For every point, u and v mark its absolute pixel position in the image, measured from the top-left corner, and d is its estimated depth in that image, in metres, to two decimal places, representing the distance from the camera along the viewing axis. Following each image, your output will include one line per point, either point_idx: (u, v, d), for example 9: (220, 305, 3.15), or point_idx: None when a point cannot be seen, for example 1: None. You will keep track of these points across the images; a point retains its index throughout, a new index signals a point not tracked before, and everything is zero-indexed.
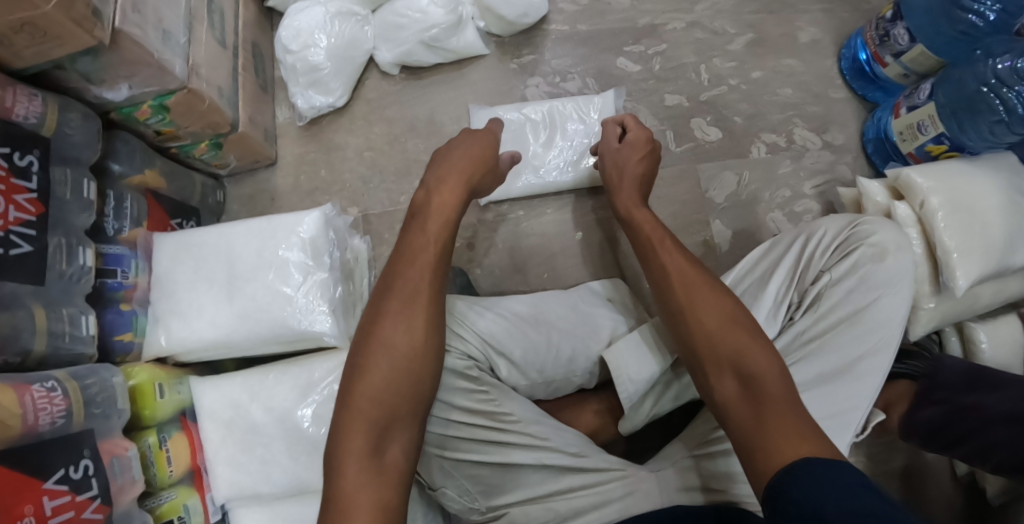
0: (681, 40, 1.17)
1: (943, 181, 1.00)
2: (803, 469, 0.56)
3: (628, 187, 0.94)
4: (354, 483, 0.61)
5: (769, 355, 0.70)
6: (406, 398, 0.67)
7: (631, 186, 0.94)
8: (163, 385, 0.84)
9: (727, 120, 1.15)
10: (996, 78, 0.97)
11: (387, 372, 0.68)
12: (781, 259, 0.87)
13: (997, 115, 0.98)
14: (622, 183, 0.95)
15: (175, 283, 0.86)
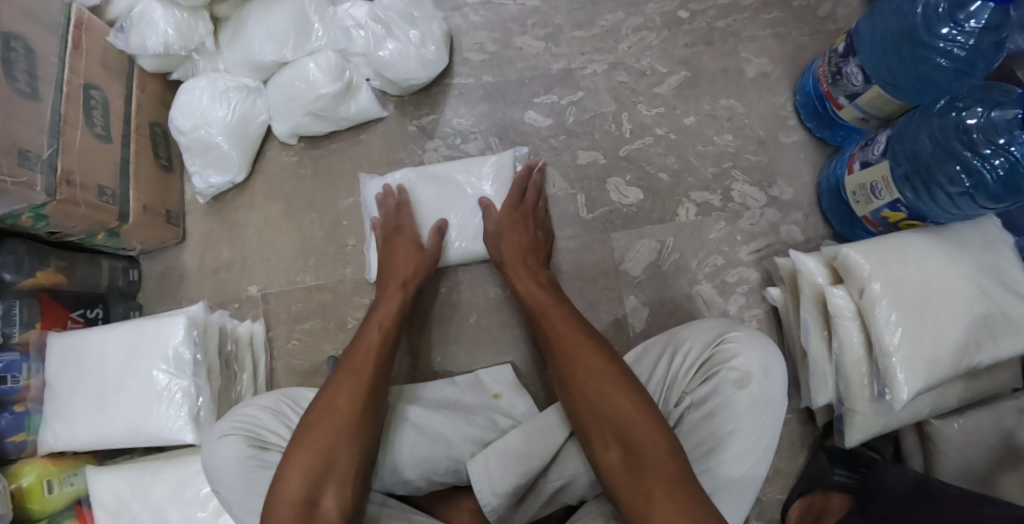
0: (599, 86, 1.05)
1: (890, 264, 0.84)
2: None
3: (521, 259, 0.91)
4: None
5: (655, 430, 0.67)
6: (344, 457, 0.70)
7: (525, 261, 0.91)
8: (52, 481, 0.90)
9: (649, 177, 1.02)
10: (960, 139, 0.80)
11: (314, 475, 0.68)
12: (646, 375, 0.77)
13: (960, 185, 0.81)
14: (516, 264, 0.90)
15: (61, 387, 0.90)
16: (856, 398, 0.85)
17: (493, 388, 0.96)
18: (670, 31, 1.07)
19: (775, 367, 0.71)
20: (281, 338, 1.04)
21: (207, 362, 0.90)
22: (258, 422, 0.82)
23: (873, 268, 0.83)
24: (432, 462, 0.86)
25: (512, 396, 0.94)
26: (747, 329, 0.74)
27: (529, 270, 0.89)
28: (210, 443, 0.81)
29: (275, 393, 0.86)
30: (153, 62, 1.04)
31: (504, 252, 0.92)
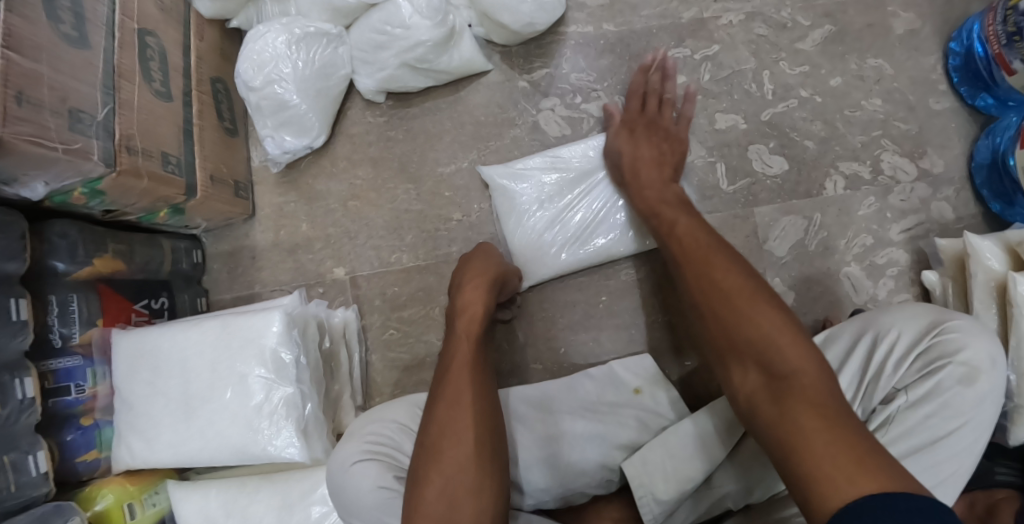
0: (736, 39, 0.93)
1: None
2: (885, 510, 0.41)
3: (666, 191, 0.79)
4: None
5: (806, 350, 0.55)
6: (485, 452, 0.62)
7: (652, 170, 0.81)
8: (133, 505, 0.77)
9: (794, 145, 0.91)
10: None
11: (454, 475, 0.60)
12: (843, 362, 0.74)
13: None
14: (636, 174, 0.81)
15: (134, 395, 0.77)
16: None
17: (632, 383, 0.84)
18: None
19: (1000, 361, 0.67)
20: (377, 326, 0.91)
21: (309, 363, 0.77)
22: (393, 442, 0.69)
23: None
24: (587, 470, 0.76)
25: (655, 390, 0.83)
26: (963, 318, 0.70)
27: (662, 185, 0.79)
28: (341, 471, 0.67)
29: (409, 404, 0.73)
30: (210, 6, 0.86)
31: (626, 156, 0.83)
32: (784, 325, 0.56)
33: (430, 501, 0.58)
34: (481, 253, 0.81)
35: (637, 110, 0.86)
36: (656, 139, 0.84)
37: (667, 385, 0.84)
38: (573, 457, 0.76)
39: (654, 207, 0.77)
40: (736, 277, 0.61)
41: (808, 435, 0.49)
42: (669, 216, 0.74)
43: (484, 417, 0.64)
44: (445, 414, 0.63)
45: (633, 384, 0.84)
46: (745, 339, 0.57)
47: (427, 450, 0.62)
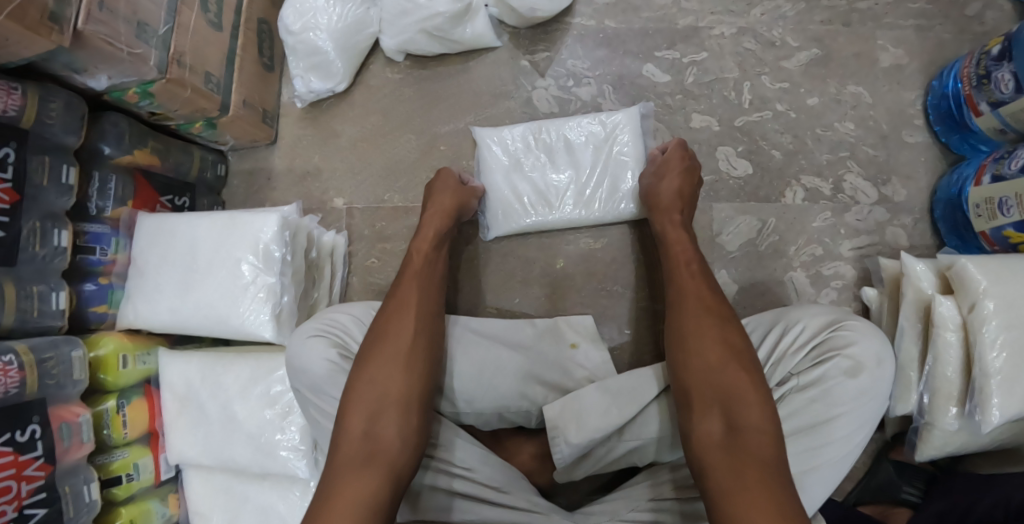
0: (724, 49, 1.01)
1: (1011, 282, 0.79)
2: None
3: (666, 209, 0.86)
4: (348, 453, 0.66)
5: (765, 412, 0.64)
6: (423, 345, 0.73)
7: (671, 208, 0.85)
8: (128, 356, 0.90)
9: (762, 153, 0.99)
10: None
11: (391, 367, 0.71)
12: None
13: None
14: (665, 201, 0.86)
15: (147, 264, 0.90)
16: (944, 413, 0.83)
17: (571, 338, 0.92)
18: (808, 5, 1.01)
19: (887, 361, 0.71)
20: (360, 255, 1.03)
21: (294, 263, 0.89)
22: (344, 328, 0.80)
23: (991, 283, 0.79)
24: (509, 397, 0.85)
25: (589, 348, 0.92)
26: (862, 321, 0.74)
27: (682, 220, 0.84)
28: (298, 341, 0.79)
29: (366, 304, 0.84)
30: None
31: (667, 193, 0.87)
32: (750, 383, 0.66)
33: (371, 376, 0.70)
34: (450, 192, 0.90)
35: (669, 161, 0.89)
36: (677, 204, 0.86)
37: (602, 350, 0.92)
38: (497, 386, 0.84)
39: (667, 241, 0.83)
40: (721, 333, 0.70)
41: (749, 499, 0.58)
42: (677, 244, 0.82)
43: (425, 320, 0.75)
44: (398, 317, 0.74)
45: (570, 339, 0.93)
46: (717, 390, 0.66)
47: (373, 342, 0.73)
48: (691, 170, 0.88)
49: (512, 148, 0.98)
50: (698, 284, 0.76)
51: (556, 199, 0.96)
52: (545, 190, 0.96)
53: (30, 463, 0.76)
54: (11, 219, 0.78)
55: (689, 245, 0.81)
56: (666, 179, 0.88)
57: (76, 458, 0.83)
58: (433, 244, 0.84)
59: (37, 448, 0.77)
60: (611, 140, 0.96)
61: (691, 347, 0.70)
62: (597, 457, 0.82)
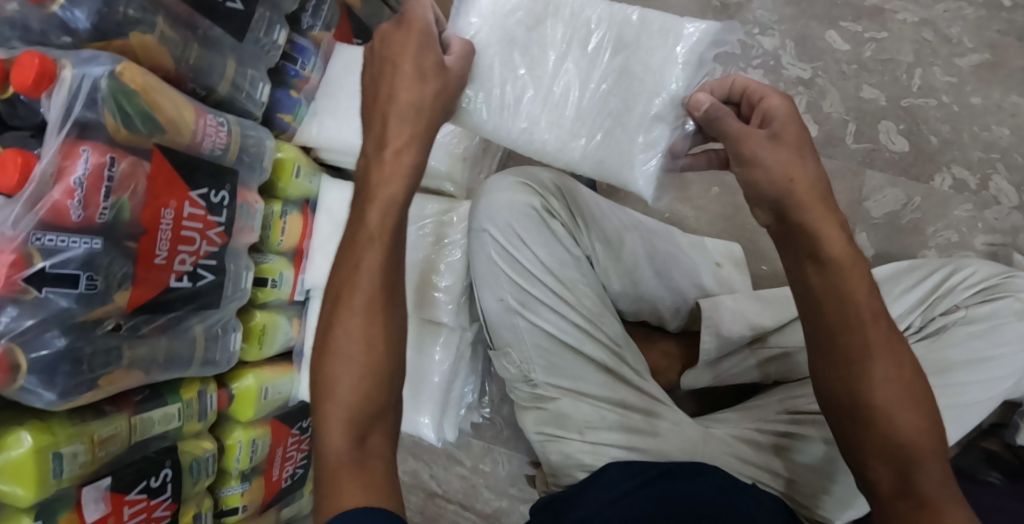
0: (905, 34, 1.06)
1: None
2: None
3: (820, 204, 0.58)
4: (335, 456, 0.51)
5: (922, 418, 0.55)
6: (369, 270, 0.56)
7: (796, 165, 0.58)
8: (301, 168, 0.92)
9: (920, 135, 1.04)
10: None
11: (357, 367, 0.54)
12: (918, 281, 0.81)
13: None
14: (761, 150, 0.58)
15: (341, 88, 0.93)
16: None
17: (716, 257, 0.96)
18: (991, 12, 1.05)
19: None
20: None
21: None
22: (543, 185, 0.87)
23: None
24: (667, 287, 0.91)
25: (732, 269, 0.96)
26: None
27: (824, 206, 0.58)
28: (500, 185, 0.86)
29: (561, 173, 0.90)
30: None
31: (733, 120, 0.59)
32: (930, 426, 0.55)
33: (346, 319, 0.55)
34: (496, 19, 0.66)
35: (736, 129, 0.59)
36: (797, 152, 0.58)
37: (744, 273, 0.96)
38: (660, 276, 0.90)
39: (755, 195, 0.60)
40: (888, 367, 0.56)
41: None
42: (808, 200, 0.57)
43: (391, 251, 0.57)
44: (367, 256, 0.56)
45: (714, 257, 0.96)
46: (887, 439, 0.55)
47: (328, 339, 0.55)
48: (798, 142, 0.59)
49: (555, 32, 0.67)
50: (860, 283, 0.57)
51: (565, 129, 0.68)
52: (557, 112, 0.68)
53: (213, 226, 0.78)
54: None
55: (819, 188, 0.58)
56: (768, 108, 0.60)
57: (243, 243, 0.84)
58: (404, 166, 0.57)
59: (222, 216, 0.79)
60: (634, 29, 0.66)
61: (866, 342, 0.56)
62: (735, 361, 0.87)
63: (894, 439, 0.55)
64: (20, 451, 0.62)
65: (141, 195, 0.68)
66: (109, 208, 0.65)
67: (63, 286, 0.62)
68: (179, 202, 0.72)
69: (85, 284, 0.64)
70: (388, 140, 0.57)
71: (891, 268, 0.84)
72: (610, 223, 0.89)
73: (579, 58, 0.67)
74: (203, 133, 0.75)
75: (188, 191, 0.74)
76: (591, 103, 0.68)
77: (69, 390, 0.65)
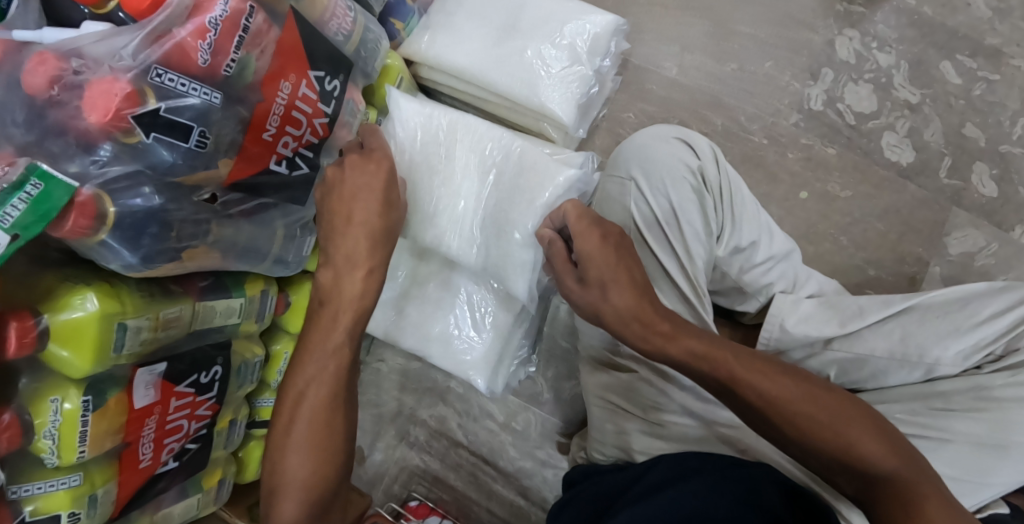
0: (1016, 81, 1.05)
1: None
2: None
3: (645, 296, 0.67)
4: None
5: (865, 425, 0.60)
6: (321, 347, 0.67)
7: (647, 311, 0.66)
8: (403, 81, 0.87)
9: (1011, 184, 1.03)
10: None
11: (304, 448, 0.64)
12: (1006, 308, 0.80)
13: None
14: (616, 274, 0.66)
15: (461, 7, 0.89)
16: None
17: (810, 274, 0.94)
18: None
19: None
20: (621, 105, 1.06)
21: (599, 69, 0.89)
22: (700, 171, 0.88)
23: None
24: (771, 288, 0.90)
25: (823, 283, 0.94)
26: None
27: (668, 329, 0.65)
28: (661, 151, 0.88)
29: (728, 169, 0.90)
30: None
31: (593, 265, 0.66)
32: (836, 401, 0.61)
33: (307, 393, 0.66)
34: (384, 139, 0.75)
35: (564, 262, 0.69)
36: (595, 295, 0.66)
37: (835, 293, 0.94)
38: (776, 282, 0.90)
39: (601, 317, 0.67)
40: (789, 387, 0.61)
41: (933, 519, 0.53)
42: (686, 340, 0.65)
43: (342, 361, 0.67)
44: (298, 392, 0.66)
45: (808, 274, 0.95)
46: (832, 445, 0.59)
47: (275, 457, 0.65)
48: (618, 247, 0.68)
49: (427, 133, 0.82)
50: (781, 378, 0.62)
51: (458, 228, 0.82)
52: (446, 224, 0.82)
53: (320, 116, 0.71)
54: None
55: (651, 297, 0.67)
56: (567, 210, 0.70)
57: (337, 142, 0.77)
58: (373, 284, 0.69)
59: (330, 107, 0.72)
60: (525, 169, 0.78)
61: (775, 401, 0.61)
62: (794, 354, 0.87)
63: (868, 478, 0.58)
64: (83, 313, 0.56)
65: (268, 57, 0.61)
66: (236, 61, 0.58)
67: (173, 136, 0.55)
68: (297, 79, 0.65)
69: (195, 140, 0.57)
70: (342, 292, 0.68)
71: (980, 289, 0.82)
72: (755, 220, 0.89)
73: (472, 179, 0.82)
74: (332, 13, 0.69)
75: (308, 69, 0.66)
76: (472, 220, 0.82)
77: (152, 257, 0.57)
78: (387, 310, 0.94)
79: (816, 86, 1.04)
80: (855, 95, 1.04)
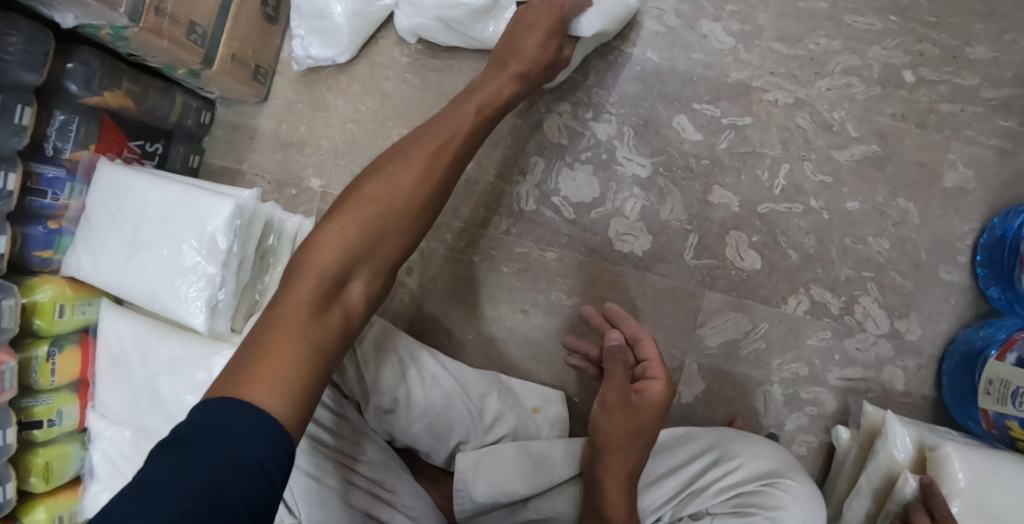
0: (772, 120, 0.88)
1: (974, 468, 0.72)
2: None
3: (614, 406, 0.70)
4: None
5: None
6: None
7: (620, 431, 0.69)
8: (65, 307, 0.88)
9: (777, 249, 0.87)
10: None
11: None
12: (676, 464, 0.73)
13: None
14: (614, 411, 0.69)
15: (97, 217, 0.86)
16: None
17: (531, 402, 0.88)
18: (883, 90, 0.87)
19: None
20: None
21: (242, 254, 0.83)
22: None
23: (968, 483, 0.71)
24: (449, 433, 0.82)
25: (551, 409, 0.88)
26: (803, 479, 0.67)
27: (620, 411, 0.70)
28: None
29: None
30: None
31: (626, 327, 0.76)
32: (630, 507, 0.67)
33: (318, 257, 0.60)
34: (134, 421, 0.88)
35: (619, 378, 0.71)
36: (629, 419, 0.69)
37: (560, 423, 0.87)
38: (438, 429, 0.82)
39: (603, 431, 0.69)
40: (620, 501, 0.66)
41: None
42: (615, 458, 0.68)
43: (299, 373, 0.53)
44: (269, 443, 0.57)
45: (530, 402, 0.88)
46: None
47: None
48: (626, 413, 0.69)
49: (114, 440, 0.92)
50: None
51: None
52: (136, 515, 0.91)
53: None
54: None
55: (633, 439, 0.68)
56: (608, 417, 0.69)
57: None
58: None
59: None
60: None
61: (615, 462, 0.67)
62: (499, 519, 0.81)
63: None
64: None
65: None
66: None
67: None
68: None
69: None
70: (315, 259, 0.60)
71: (666, 438, 0.76)
72: (397, 376, 0.81)
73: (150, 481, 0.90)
74: None
75: None
76: None
77: None
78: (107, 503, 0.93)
79: (526, 181, 0.91)
80: (573, 182, 0.90)
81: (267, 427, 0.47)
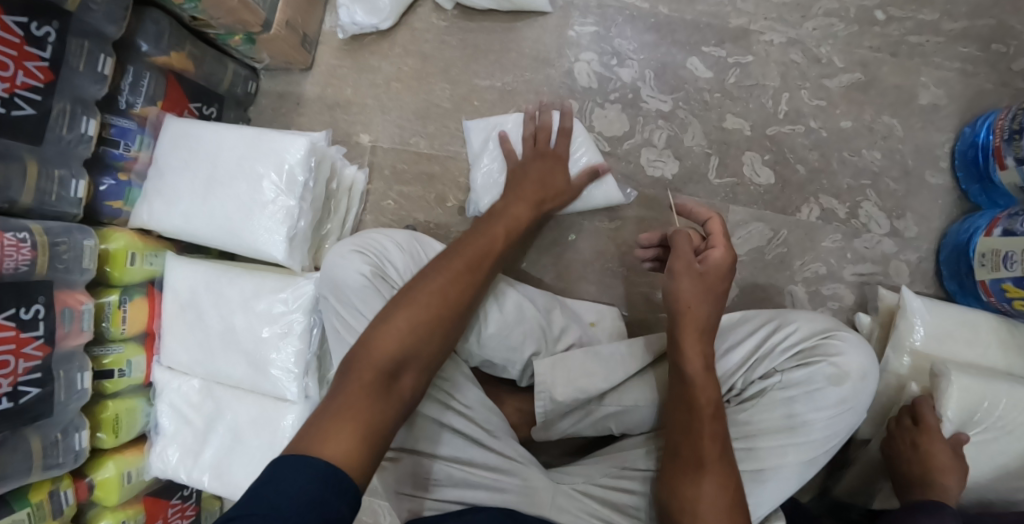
0: (770, 57, 1.01)
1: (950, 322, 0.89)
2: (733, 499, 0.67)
3: (683, 272, 0.76)
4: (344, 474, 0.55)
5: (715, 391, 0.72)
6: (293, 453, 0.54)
7: (696, 297, 0.75)
8: (136, 254, 0.92)
9: (786, 165, 1.00)
10: None
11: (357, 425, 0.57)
12: (741, 339, 0.81)
13: None
14: (684, 277, 0.76)
15: (169, 167, 0.92)
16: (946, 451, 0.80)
17: (589, 317, 0.96)
18: (860, 27, 1.02)
19: (871, 377, 0.74)
20: (379, 194, 1.05)
21: (314, 191, 0.90)
22: (384, 253, 0.83)
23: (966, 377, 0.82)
24: (523, 347, 0.87)
25: (607, 323, 0.95)
26: (853, 333, 0.77)
27: (690, 273, 0.76)
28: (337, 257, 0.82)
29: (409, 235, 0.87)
30: None
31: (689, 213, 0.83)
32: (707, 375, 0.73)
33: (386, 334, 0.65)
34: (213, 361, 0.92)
35: (683, 249, 0.78)
36: (699, 281, 0.75)
37: (616, 332, 0.95)
38: (514, 342, 0.86)
39: (678, 296, 0.75)
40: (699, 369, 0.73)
41: (708, 444, 0.69)
42: (690, 319, 0.74)
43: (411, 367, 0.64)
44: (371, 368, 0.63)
45: (589, 317, 0.96)
46: (704, 403, 0.71)
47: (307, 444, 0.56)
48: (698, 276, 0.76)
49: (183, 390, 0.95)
50: (714, 427, 0.70)
51: (230, 443, 0.93)
52: (208, 460, 0.93)
53: (30, 341, 0.78)
54: (41, 99, 0.78)
55: (705, 303, 0.75)
56: (678, 278, 0.76)
57: (73, 345, 0.84)
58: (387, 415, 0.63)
59: (39, 329, 0.79)
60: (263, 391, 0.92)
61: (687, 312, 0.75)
62: (573, 420, 0.86)
63: (699, 508, 0.67)
64: None
65: None
66: None
67: None
68: None
69: None
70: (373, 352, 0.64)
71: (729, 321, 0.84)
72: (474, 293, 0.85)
73: (224, 422, 0.94)
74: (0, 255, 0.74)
75: None
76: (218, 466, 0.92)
77: None
78: (173, 456, 0.95)
79: None
80: (604, 120, 1.01)
81: (324, 479, 0.50)
